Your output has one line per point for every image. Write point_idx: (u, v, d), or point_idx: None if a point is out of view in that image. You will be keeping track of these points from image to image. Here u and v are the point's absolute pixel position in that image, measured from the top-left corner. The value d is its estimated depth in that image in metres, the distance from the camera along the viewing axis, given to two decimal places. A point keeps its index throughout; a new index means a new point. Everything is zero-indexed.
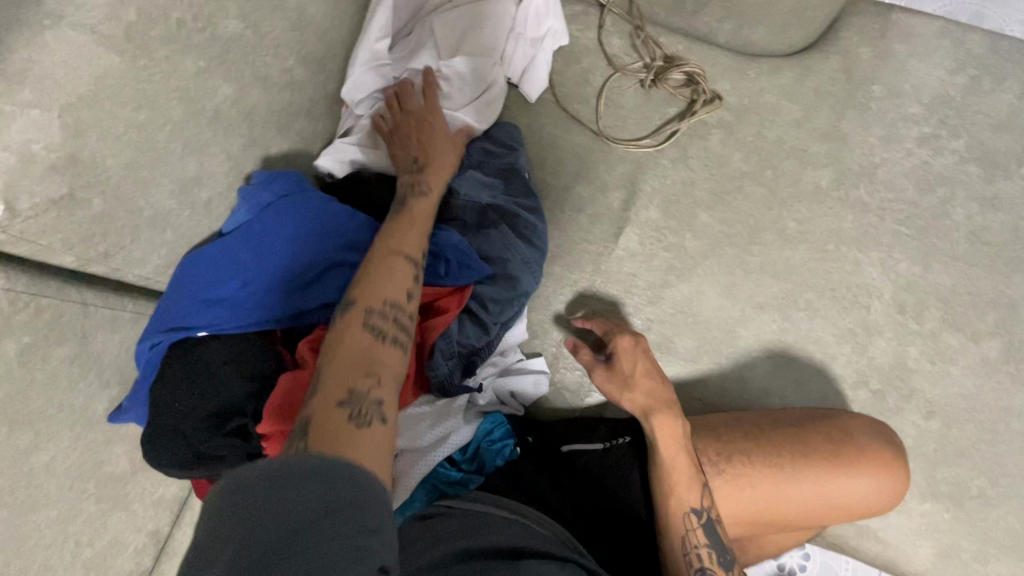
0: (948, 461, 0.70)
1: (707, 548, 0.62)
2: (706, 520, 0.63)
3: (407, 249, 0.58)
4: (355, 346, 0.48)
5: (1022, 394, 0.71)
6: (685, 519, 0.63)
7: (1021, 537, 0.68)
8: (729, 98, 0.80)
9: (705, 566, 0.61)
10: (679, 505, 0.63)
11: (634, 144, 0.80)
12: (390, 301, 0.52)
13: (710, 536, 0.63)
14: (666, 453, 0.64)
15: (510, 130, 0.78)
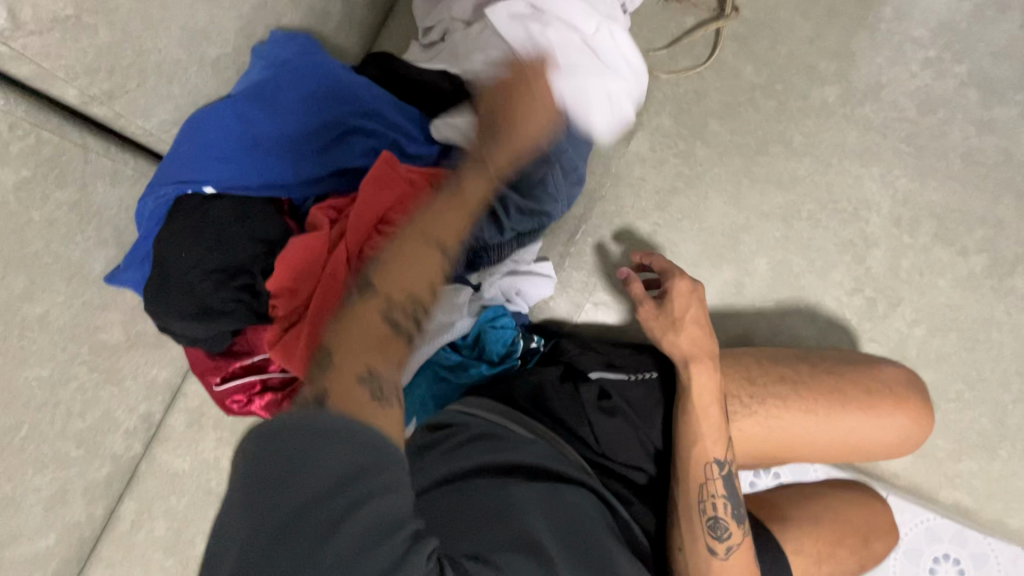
0: (931, 366, 0.74)
1: (723, 498, 0.61)
2: (726, 472, 0.62)
3: (444, 220, 0.49)
4: (394, 286, 0.44)
5: (1003, 307, 0.74)
6: (706, 470, 0.61)
7: (991, 437, 0.73)
8: (745, 12, 0.80)
9: (717, 517, 0.60)
10: (704, 452, 0.61)
11: (647, 53, 0.80)
12: (417, 283, 0.45)
13: (728, 489, 0.62)
14: (698, 397, 0.62)
15: None
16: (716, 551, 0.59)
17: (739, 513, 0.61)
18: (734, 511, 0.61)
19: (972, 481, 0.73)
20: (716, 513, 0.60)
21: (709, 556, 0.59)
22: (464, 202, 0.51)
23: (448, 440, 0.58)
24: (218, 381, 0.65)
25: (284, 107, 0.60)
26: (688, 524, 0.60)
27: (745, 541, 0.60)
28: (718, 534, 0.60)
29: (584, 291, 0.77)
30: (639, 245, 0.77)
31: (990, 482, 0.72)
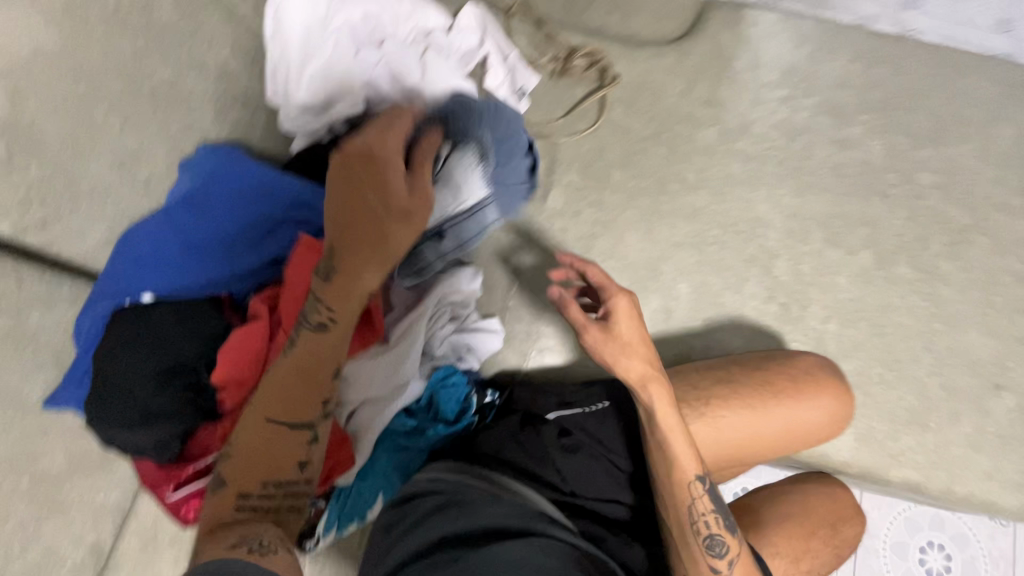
0: (851, 355, 0.80)
1: (714, 514, 0.60)
2: (709, 485, 0.61)
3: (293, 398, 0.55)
4: (244, 480, 0.53)
5: (897, 292, 0.83)
6: (692, 489, 0.60)
7: (918, 411, 0.79)
8: (625, 78, 0.93)
9: (713, 532, 0.60)
10: (682, 472, 0.60)
11: (548, 124, 0.90)
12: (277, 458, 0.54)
13: (716, 499, 0.61)
14: (659, 410, 0.61)
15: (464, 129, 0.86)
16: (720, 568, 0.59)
17: (729, 523, 0.61)
18: (726, 518, 0.61)
19: (915, 456, 0.78)
20: (710, 531, 0.60)
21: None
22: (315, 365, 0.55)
23: (408, 515, 0.58)
24: (171, 490, 0.60)
25: (217, 211, 0.64)
26: (687, 549, 0.60)
27: (742, 550, 0.60)
28: (716, 552, 0.59)
29: (527, 339, 0.81)
30: (570, 289, 0.83)
31: (929, 454, 0.78)
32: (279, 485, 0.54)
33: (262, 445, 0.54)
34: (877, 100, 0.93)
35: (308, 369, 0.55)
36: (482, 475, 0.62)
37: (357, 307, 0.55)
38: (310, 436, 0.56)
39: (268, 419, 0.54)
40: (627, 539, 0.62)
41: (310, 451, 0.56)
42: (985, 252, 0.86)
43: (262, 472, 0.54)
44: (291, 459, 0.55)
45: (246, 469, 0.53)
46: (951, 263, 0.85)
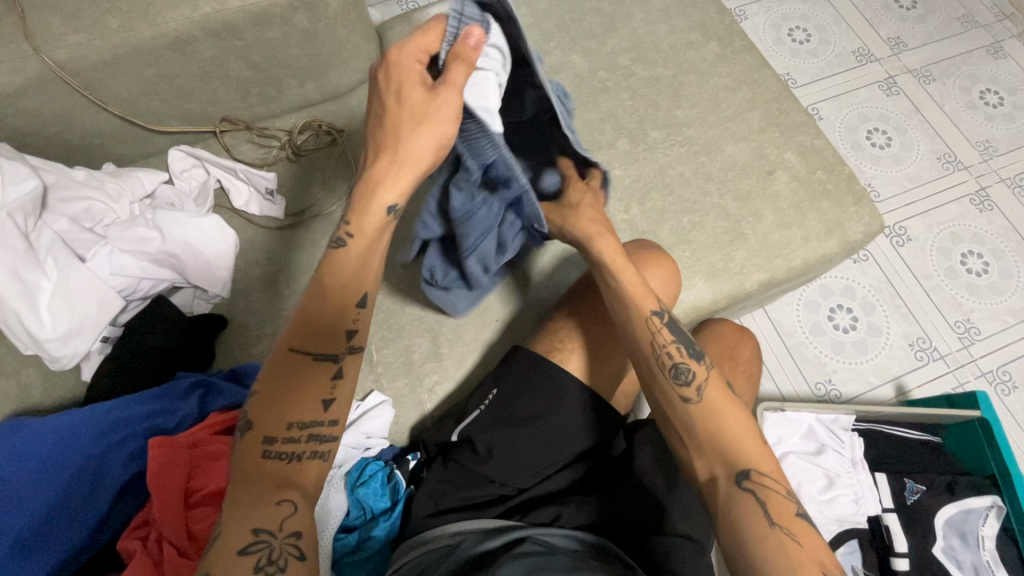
0: (659, 223, 0.91)
1: (675, 345, 0.67)
2: (665, 319, 0.69)
3: (309, 386, 0.56)
4: (273, 424, 0.53)
5: (661, 154, 0.95)
6: (649, 325, 0.68)
7: (731, 228, 0.91)
8: (353, 125, 0.96)
9: (678, 362, 0.65)
10: (640, 309, 0.69)
11: (313, 204, 0.91)
12: (311, 411, 0.55)
13: (675, 333, 0.68)
14: (618, 265, 0.72)
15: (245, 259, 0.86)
16: (691, 396, 0.63)
17: (694, 354, 0.67)
18: (691, 350, 0.67)
19: (753, 261, 0.89)
20: (677, 360, 0.66)
21: (685, 402, 0.63)
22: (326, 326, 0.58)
23: None
24: None
25: (62, 477, 0.65)
26: (663, 384, 0.65)
27: (709, 377, 0.65)
28: (683, 378, 0.64)
29: (416, 388, 0.82)
30: (423, 323, 0.84)
31: (761, 252, 0.90)
32: (301, 424, 0.54)
33: (295, 395, 0.55)
34: (555, 25, 1.05)
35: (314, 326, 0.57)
36: (443, 529, 0.67)
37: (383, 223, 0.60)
38: (333, 377, 0.57)
39: (291, 350, 0.56)
40: (582, 496, 0.71)
41: (335, 391, 0.57)
42: (698, 85, 1.01)
43: (281, 419, 0.53)
44: (313, 401, 0.56)
45: (261, 412, 0.54)
46: (682, 108, 0.99)
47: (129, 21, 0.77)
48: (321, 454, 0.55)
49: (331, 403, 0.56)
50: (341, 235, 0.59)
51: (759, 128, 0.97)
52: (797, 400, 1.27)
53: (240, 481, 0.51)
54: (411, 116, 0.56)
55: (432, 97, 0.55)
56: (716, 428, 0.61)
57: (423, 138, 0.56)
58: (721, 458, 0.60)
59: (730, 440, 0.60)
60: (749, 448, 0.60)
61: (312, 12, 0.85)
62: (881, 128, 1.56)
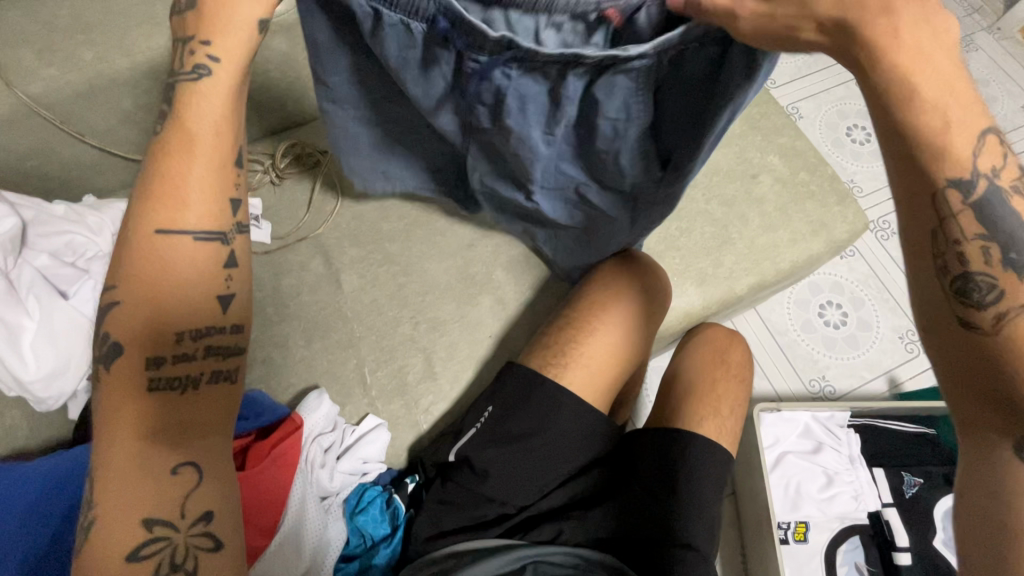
0: (647, 232, 0.92)
1: (977, 241, 0.45)
2: (978, 192, 0.44)
3: (154, 356, 0.50)
4: (124, 409, 0.49)
5: None
6: (959, 184, 0.44)
7: (719, 233, 0.91)
8: None
9: (973, 273, 0.46)
10: (947, 169, 0.44)
11: (299, 227, 0.91)
12: (142, 367, 0.49)
13: (988, 221, 0.45)
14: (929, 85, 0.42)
15: None
16: (986, 327, 0.46)
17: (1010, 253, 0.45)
18: (1008, 254, 0.45)
19: (743, 265, 0.89)
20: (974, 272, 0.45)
21: (972, 331, 0.46)
22: (160, 282, 0.50)
23: None
24: None
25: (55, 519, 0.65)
26: (942, 302, 0.47)
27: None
28: (977, 294, 0.46)
29: (411, 410, 0.81)
30: (416, 343, 0.84)
31: (750, 255, 0.90)
32: (194, 338, 0.51)
33: (165, 279, 0.50)
34: None
35: (167, 182, 0.51)
36: (444, 551, 0.68)
37: (211, 218, 0.52)
38: (225, 264, 0.53)
39: (155, 231, 0.50)
40: (580, 514, 0.71)
41: (230, 280, 0.53)
42: None
43: (165, 333, 0.50)
44: (170, 360, 0.50)
45: (131, 327, 0.49)
46: None
47: (103, 53, 0.76)
48: (221, 378, 0.52)
49: (230, 301, 0.53)
50: (203, 62, 0.50)
51: (741, 132, 0.98)
52: (793, 399, 1.27)
53: (123, 439, 0.48)
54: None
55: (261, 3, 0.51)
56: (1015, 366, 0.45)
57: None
58: (1000, 413, 0.46)
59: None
60: None
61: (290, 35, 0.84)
62: (860, 124, 1.58)
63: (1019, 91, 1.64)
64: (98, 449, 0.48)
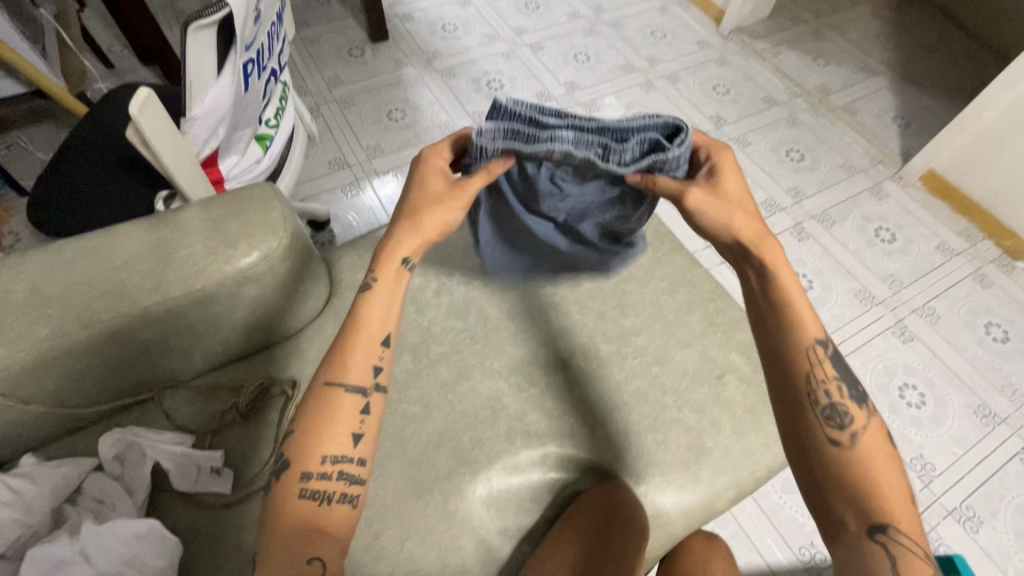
0: (627, 444, 0.91)
1: (834, 383, 0.71)
2: (828, 351, 0.72)
3: (309, 443, 0.69)
4: (291, 488, 0.67)
5: (615, 367, 0.98)
6: (813, 355, 0.71)
7: (696, 439, 0.92)
8: (305, 373, 0.95)
9: (834, 404, 0.69)
10: (811, 332, 0.72)
11: (265, 469, 0.85)
12: (308, 455, 0.68)
13: (839, 370, 0.71)
14: (784, 278, 0.74)
15: (191, 555, 0.79)
16: (841, 440, 0.67)
17: (853, 400, 0.70)
18: (853, 393, 0.71)
19: (721, 473, 0.90)
20: (830, 397, 0.70)
21: (834, 444, 0.67)
22: (323, 401, 0.71)
23: None
24: None
25: None
26: (810, 423, 0.69)
27: (862, 424, 0.68)
28: (836, 420, 0.68)
29: None
30: None
31: (728, 462, 0.90)
32: (331, 459, 0.69)
33: (325, 429, 0.70)
34: None
35: (356, 331, 0.75)
36: None
37: (370, 347, 0.75)
38: (362, 412, 0.72)
39: (326, 383, 0.72)
40: None
41: (364, 423, 0.71)
42: (640, 290, 1.07)
43: (316, 453, 0.69)
44: (325, 445, 0.69)
45: (297, 449, 0.69)
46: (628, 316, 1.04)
47: (60, 326, 0.74)
48: (348, 499, 0.68)
49: (359, 437, 0.71)
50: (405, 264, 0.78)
51: (702, 330, 1.03)
52: (787, 573, 1.23)
53: (276, 539, 0.63)
54: (420, 201, 0.78)
55: (440, 204, 0.77)
56: (868, 475, 0.64)
57: (431, 222, 0.77)
58: (863, 514, 0.62)
59: (880, 483, 0.64)
60: (890, 496, 0.63)
61: (260, 283, 0.85)
62: (800, 271, 1.71)
63: (930, 233, 1.83)
64: (261, 540, 0.64)
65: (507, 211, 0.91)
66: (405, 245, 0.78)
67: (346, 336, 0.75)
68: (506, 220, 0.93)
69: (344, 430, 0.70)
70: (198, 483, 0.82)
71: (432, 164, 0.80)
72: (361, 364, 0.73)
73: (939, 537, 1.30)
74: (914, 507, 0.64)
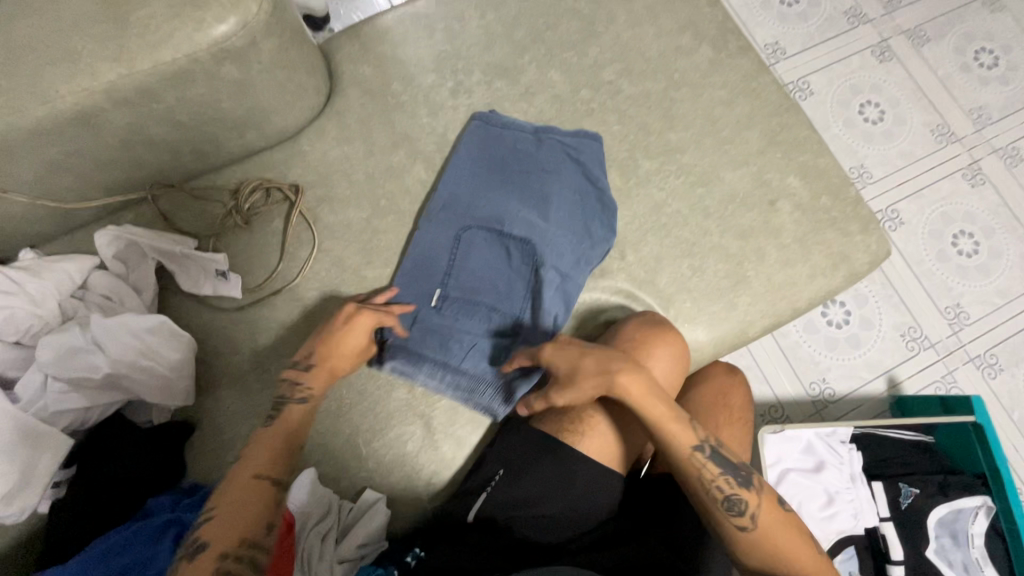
0: (657, 269, 0.85)
1: (723, 476, 0.66)
2: (709, 450, 0.67)
3: (228, 522, 0.58)
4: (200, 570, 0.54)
5: (652, 188, 0.88)
6: (698, 464, 0.66)
7: (733, 267, 0.84)
8: (307, 178, 0.86)
9: (730, 494, 0.65)
10: (687, 442, 0.67)
11: (273, 277, 0.82)
12: (223, 538, 0.57)
13: (721, 462, 0.67)
14: (641, 398, 0.68)
15: (209, 352, 0.79)
16: (747, 525, 0.64)
17: (743, 481, 0.66)
18: (738, 478, 0.66)
19: (757, 302, 0.84)
20: (727, 490, 0.65)
21: (742, 533, 0.64)
22: (239, 496, 0.60)
23: None
24: None
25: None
26: (713, 513, 0.65)
27: (759, 499, 0.65)
28: (735, 509, 0.64)
29: (413, 481, 0.76)
30: (413, 407, 0.78)
31: (765, 291, 0.84)
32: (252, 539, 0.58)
33: (243, 510, 0.59)
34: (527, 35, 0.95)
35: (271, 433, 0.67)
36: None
37: (279, 461, 0.65)
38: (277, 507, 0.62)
39: (251, 475, 0.62)
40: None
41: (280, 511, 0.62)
42: (691, 100, 0.91)
43: (235, 530, 0.58)
44: (248, 526, 0.58)
45: (215, 524, 0.58)
46: (673, 130, 0.90)
47: (14, 100, 0.63)
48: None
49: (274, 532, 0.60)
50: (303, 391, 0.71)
51: (759, 149, 0.89)
52: (792, 403, 1.27)
53: None
54: (342, 345, 0.74)
55: (362, 331, 0.75)
56: (777, 553, 0.63)
57: (296, 413, 0.69)
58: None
59: (794, 560, 0.63)
60: (800, 558, 0.63)
61: (241, 62, 0.71)
62: (873, 100, 1.47)
63: None
64: None
65: (518, 174, 0.86)
66: (343, 359, 0.74)
67: (246, 453, 0.65)
68: (514, 157, 0.87)
69: (261, 514, 0.60)
70: (205, 286, 0.80)
71: (355, 311, 0.75)
72: (272, 468, 0.64)
73: (953, 381, 1.30)
74: (822, 552, 0.64)
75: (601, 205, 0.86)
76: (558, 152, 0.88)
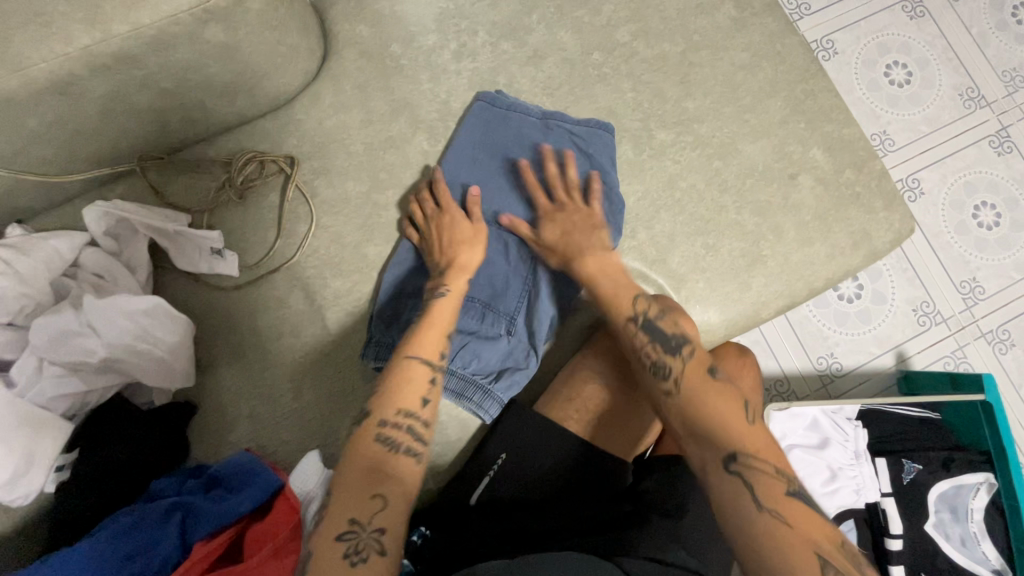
0: (670, 247, 0.81)
1: (649, 344, 0.66)
2: (642, 322, 0.68)
3: (345, 505, 0.53)
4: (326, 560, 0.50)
5: (666, 162, 0.83)
6: (632, 335, 0.68)
7: (749, 245, 0.81)
8: (303, 149, 0.81)
9: (658, 360, 0.65)
10: (622, 314, 0.70)
11: (271, 254, 0.79)
12: (344, 523, 0.52)
13: (650, 333, 0.67)
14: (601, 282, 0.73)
15: (209, 332, 0.77)
16: (672, 390, 0.62)
17: (674, 346, 0.65)
18: (666, 346, 0.66)
19: (772, 282, 0.81)
20: (655, 357, 0.65)
21: (667, 395, 0.62)
22: (348, 478, 0.56)
23: None
24: None
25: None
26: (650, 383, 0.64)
27: (684, 364, 0.64)
28: (661, 373, 0.64)
29: None
30: None
31: (781, 271, 0.81)
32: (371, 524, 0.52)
33: (351, 487, 0.55)
34: None
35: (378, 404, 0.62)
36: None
37: (392, 433, 0.60)
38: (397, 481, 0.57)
39: (364, 453, 0.57)
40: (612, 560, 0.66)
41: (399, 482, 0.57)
42: (710, 65, 0.85)
43: (358, 510, 0.53)
44: (365, 508, 0.53)
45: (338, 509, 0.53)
46: (690, 98, 0.84)
47: None
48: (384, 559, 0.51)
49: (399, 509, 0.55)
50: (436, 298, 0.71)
51: (782, 118, 0.84)
52: (799, 377, 1.26)
53: None
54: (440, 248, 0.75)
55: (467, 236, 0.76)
56: (700, 412, 0.59)
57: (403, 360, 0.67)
58: (710, 446, 0.57)
59: (722, 424, 0.58)
60: (727, 425, 0.58)
61: (227, 22, 0.65)
62: (901, 61, 1.39)
63: None
64: None
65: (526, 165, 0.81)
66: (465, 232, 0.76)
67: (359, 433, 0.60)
68: (521, 147, 0.82)
69: (384, 490, 0.55)
70: (204, 265, 0.77)
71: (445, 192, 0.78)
72: (382, 442, 0.59)
73: (963, 356, 1.28)
74: (756, 425, 0.59)
75: (610, 199, 0.80)
76: (564, 145, 0.82)
